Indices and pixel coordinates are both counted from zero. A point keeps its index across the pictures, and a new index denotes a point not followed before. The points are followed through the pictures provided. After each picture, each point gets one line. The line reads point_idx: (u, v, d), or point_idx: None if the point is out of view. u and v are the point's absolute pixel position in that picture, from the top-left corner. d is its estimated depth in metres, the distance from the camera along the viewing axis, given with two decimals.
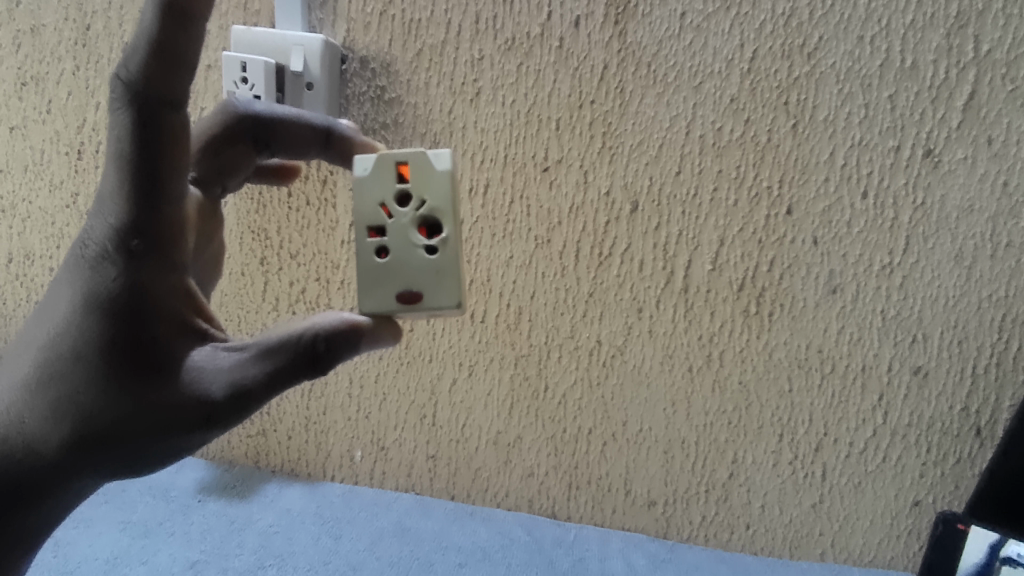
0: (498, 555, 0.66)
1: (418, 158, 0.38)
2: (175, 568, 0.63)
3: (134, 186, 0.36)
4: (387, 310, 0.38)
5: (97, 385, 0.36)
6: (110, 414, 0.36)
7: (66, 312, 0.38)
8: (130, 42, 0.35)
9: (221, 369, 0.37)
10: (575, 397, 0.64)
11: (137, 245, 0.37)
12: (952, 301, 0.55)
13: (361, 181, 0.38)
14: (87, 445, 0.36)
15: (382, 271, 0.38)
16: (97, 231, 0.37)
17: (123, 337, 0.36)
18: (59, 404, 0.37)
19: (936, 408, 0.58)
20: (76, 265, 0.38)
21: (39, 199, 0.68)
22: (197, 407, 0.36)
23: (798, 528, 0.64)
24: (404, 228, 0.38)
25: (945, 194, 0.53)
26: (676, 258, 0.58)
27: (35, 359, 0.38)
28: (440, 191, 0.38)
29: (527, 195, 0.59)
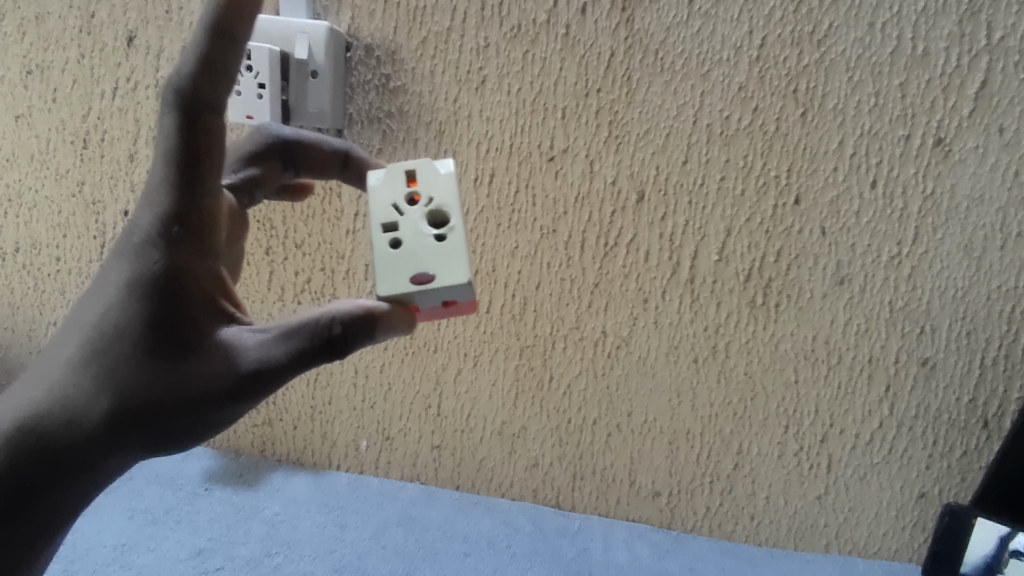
0: (503, 544, 0.66)
1: (425, 165, 0.41)
2: (182, 555, 0.64)
3: (177, 173, 0.37)
4: (400, 293, 0.38)
5: (130, 365, 0.36)
6: (139, 396, 0.36)
7: (109, 294, 0.38)
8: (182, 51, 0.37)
9: (244, 347, 0.37)
10: (580, 387, 0.64)
11: (178, 232, 0.38)
12: (961, 292, 0.54)
13: (374, 187, 0.40)
14: (114, 426, 0.36)
15: (395, 257, 0.38)
16: (140, 218, 0.38)
17: (158, 318, 0.37)
18: (90, 385, 0.37)
19: (943, 400, 0.58)
20: (122, 250, 0.39)
21: (45, 189, 0.68)
22: (220, 385, 0.36)
23: (803, 520, 0.64)
24: (415, 222, 0.39)
25: (956, 183, 0.52)
26: (682, 248, 0.57)
27: (73, 341, 0.38)
28: (445, 190, 0.40)
29: (533, 184, 0.58)
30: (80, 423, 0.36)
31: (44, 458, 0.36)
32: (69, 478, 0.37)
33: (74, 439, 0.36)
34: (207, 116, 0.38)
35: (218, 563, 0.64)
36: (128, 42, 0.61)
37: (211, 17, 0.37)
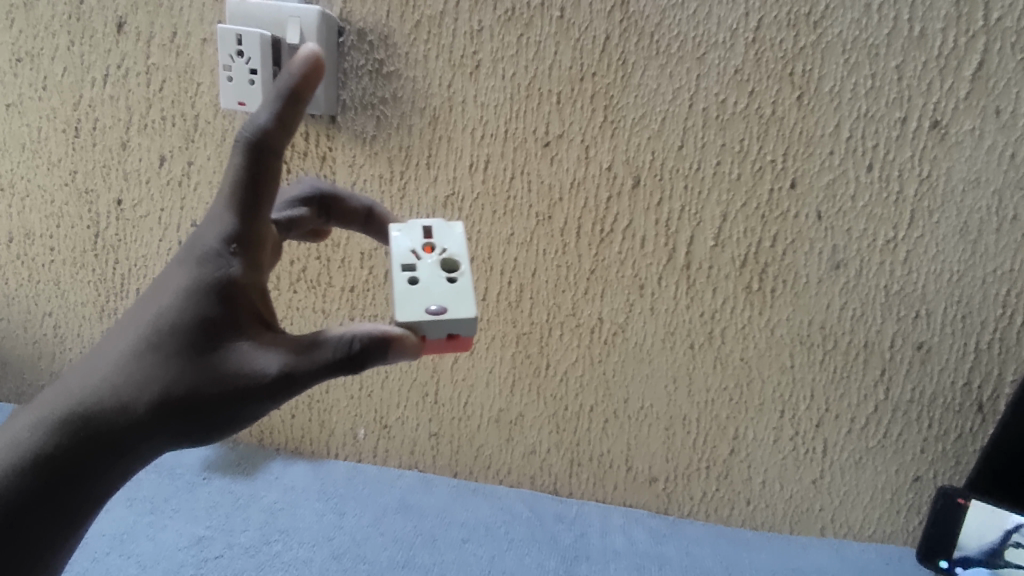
0: (501, 530, 0.66)
1: (440, 224, 0.45)
2: (182, 543, 0.64)
3: (241, 200, 0.36)
4: (414, 319, 0.38)
5: (167, 371, 0.34)
6: (175, 401, 0.34)
7: (159, 301, 0.36)
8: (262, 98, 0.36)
9: (273, 346, 0.36)
10: (577, 374, 0.64)
11: (234, 250, 0.36)
12: (957, 276, 0.55)
13: (394, 235, 0.43)
14: (145, 429, 0.35)
15: (412, 290, 0.39)
16: (201, 230, 0.37)
17: (203, 325, 0.35)
18: (123, 388, 0.35)
19: (938, 383, 0.58)
20: (178, 256, 0.37)
21: (37, 177, 0.67)
22: (249, 390, 0.34)
23: (799, 504, 0.64)
24: (430, 266, 0.41)
25: (952, 166, 0.52)
26: (678, 234, 0.57)
27: (115, 342, 0.36)
28: (457, 243, 0.43)
29: (528, 171, 0.58)
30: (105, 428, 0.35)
31: (63, 466, 0.35)
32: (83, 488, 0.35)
33: (97, 442, 0.35)
34: (273, 158, 0.36)
35: (217, 551, 0.63)
36: (118, 28, 0.60)
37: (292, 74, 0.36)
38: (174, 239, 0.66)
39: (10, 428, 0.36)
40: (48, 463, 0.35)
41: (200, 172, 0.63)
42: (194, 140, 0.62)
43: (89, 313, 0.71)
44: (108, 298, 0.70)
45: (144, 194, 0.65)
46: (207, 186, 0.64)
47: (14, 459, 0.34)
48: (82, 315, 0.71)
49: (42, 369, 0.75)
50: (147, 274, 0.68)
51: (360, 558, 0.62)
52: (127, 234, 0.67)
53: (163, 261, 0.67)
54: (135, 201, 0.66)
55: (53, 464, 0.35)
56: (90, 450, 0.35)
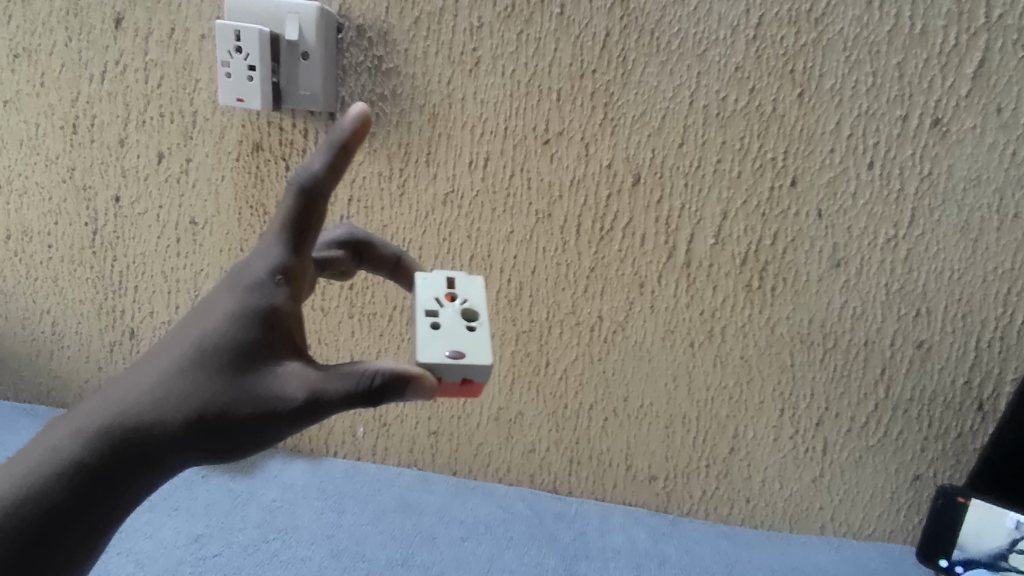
0: (500, 529, 0.65)
1: (463, 275, 0.45)
2: (179, 541, 0.63)
3: (292, 233, 0.37)
4: (433, 363, 0.38)
5: (198, 392, 0.33)
6: (203, 423, 0.33)
7: (200, 322, 0.36)
8: (316, 146, 0.37)
9: (300, 372, 0.34)
10: (576, 372, 0.64)
11: (279, 279, 0.37)
12: (957, 275, 0.54)
13: (419, 283, 0.44)
14: (169, 454, 0.33)
15: (432, 335, 0.39)
16: (250, 261, 0.38)
17: (238, 346, 0.34)
18: (150, 410, 0.33)
19: (939, 382, 0.58)
20: (224, 283, 0.38)
21: (35, 174, 0.67)
22: (274, 415, 0.33)
23: (799, 502, 0.64)
24: (452, 313, 0.42)
25: (952, 164, 0.52)
26: (679, 232, 0.57)
27: (148, 364, 0.35)
28: (477, 294, 0.44)
29: (528, 168, 0.58)
30: (122, 454, 0.33)
31: (88, 479, 0.32)
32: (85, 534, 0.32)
33: (112, 471, 0.32)
34: (321, 202, 0.38)
35: (216, 549, 0.62)
36: (116, 24, 0.60)
37: (345, 125, 0.37)
38: (173, 236, 0.66)
39: (34, 447, 0.33)
40: (53, 498, 0.31)
41: (199, 169, 0.63)
42: (192, 137, 0.62)
43: (88, 310, 0.71)
44: (106, 295, 0.70)
45: (142, 191, 0.65)
46: (205, 183, 0.63)
47: (40, 471, 0.32)
48: (80, 312, 0.71)
49: (39, 367, 0.75)
50: (146, 271, 0.68)
51: (359, 556, 0.62)
52: (126, 231, 0.67)
53: (161, 258, 0.67)
54: (133, 198, 0.66)
55: (54, 499, 0.31)
56: (111, 470, 0.32)
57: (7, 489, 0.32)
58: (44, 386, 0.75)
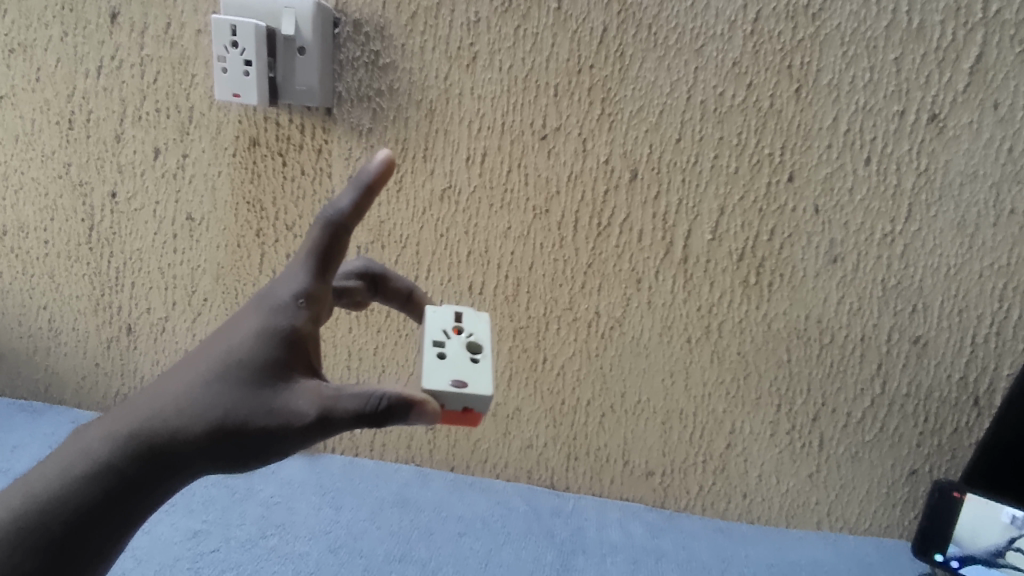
0: (498, 524, 0.65)
1: (470, 308, 0.47)
2: (177, 537, 0.63)
3: (317, 260, 0.39)
4: (438, 390, 0.40)
5: (218, 405, 0.34)
6: (220, 435, 0.34)
7: (227, 339, 0.37)
8: (345, 185, 0.40)
9: (314, 389, 0.35)
10: (574, 368, 0.64)
11: (302, 302, 0.38)
12: (954, 270, 0.55)
13: (428, 314, 0.46)
14: (187, 465, 0.34)
15: (438, 365, 0.41)
16: (276, 284, 0.39)
17: (259, 363, 0.35)
18: (172, 421, 0.35)
19: (935, 377, 0.58)
20: (251, 304, 0.39)
21: (31, 170, 0.67)
22: (286, 430, 0.34)
23: (795, 498, 0.65)
24: (457, 345, 0.44)
25: (949, 159, 0.52)
26: (676, 227, 0.57)
27: (175, 377, 0.37)
28: (482, 327, 0.46)
29: (525, 163, 0.58)
30: (142, 463, 0.34)
31: (116, 480, 0.34)
32: (102, 539, 0.33)
33: (135, 478, 0.34)
34: (345, 236, 0.40)
35: (213, 545, 0.62)
36: (112, 19, 0.59)
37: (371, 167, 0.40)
38: (169, 232, 0.66)
39: (70, 446, 0.35)
40: (81, 498, 0.33)
41: (196, 165, 0.63)
42: (189, 132, 0.62)
43: (85, 307, 0.71)
44: (103, 291, 0.70)
45: (139, 187, 0.65)
46: (202, 179, 0.63)
47: (74, 470, 0.34)
48: (77, 308, 0.71)
49: (36, 363, 0.74)
50: (143, 267, 0.68)
51: (356, 551, 0.61)
52: (122, 227, 0.67)
53: (158, 255, 0.67)
54: (130, 194, 0.65)
55: (86, 497, 0.33)
56: (136, 473, 0.34)
57: (47, 484, 0.34)
58: (41, 383, 0.75)
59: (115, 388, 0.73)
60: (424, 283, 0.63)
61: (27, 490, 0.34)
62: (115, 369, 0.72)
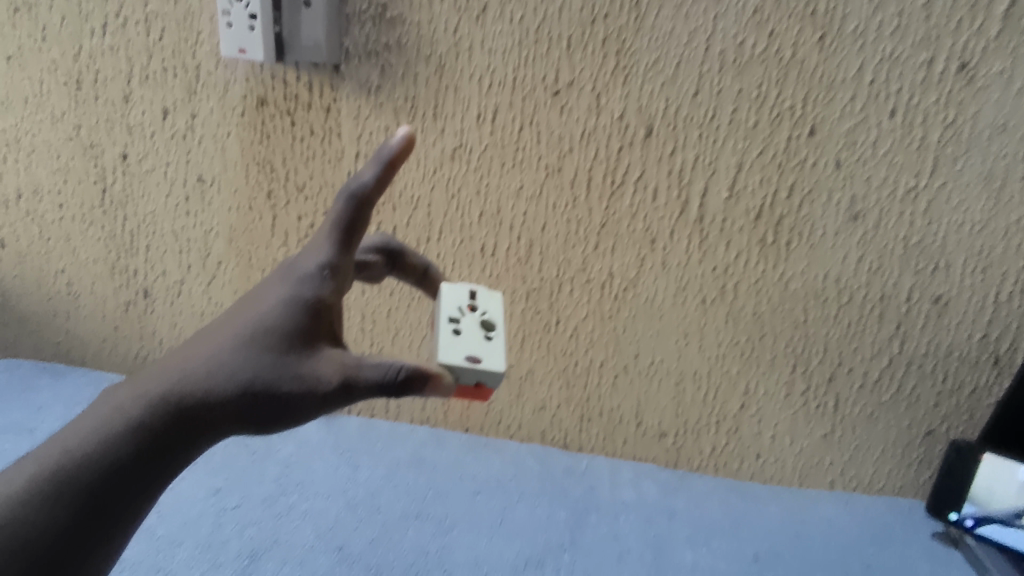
0: (512, 484, 0.65)
1: (484, 289, 0.48)
2: (200, 494, 0.61)
3: (342, 233, 0.40)
4: (452, 364, 0.40)
5: (246, 368, 0.36)
6: (248, 398, 0.35)
7: (255, 307, 0.38)
8: (367, 161, 0.41)
9: (337, 357, 0.37)
10: (587, 330, 0.64)
11: (327, 274, 0.39)
12: (978, 227, 0.53)
13: (444, 291, 0.47)
14: (216, 426, 0.35)
15: (453, 340, 0.42)
16: (301, 256, 0.41)
17: (286, 330, 0.37)
18: (202, 382, 0.35)
19: (955, 337, 0.57)
20: (276, 275, 0.40)
21: (42, 133, 0.66)
22: (311, 394, 0.35)
23: (808, 457, 0.65)
24: (471, 322, 0.45)
25: (978, 111, 0.50)
26: (692, 185, 0.56)
27: (202, 341, 0.38)
28: (496, 306, 0.47)
29: (537, 121, 0.57)
30: (174, 422, 0.35)
31: (148, 439, 0.34)
32: (132, 498, 0.33)
33: (166, 438, 0.35)
34: (368, 210, 0.40)
35: (234, 501, 0.61)
36: None
37: (394, 144, 0.40)
38: (182, 194, 0.66)
39: (99, 406, 0.36)
40: (113, 455, 0.33)
41: (205, 126, 0.62)
42: (196, 92, 0.61)
43: (102, 270, 0.71)
44: (119, 254, 0.70)
45: (149, 148, 0.65)
46: (211, 140, 0.63)
47: (107, 428, 0.34)
48: (95, 272, 0.72)
49: (56, 326, 0.75)
50: (157, 231, 0.68)
51: (374, 508, 0.61)
52: (135, 190, 0.67)
53: (171, 217, 0.67)
54: (141, 155, 0.65)
55: (118, 455, 0.33)
56: (168, 432, 0.35)
57: (79, 441, 0.34)
58: (63, 346, 0.76)
59: (135, 351, 0.74)
60: (436, 246, 0.63)
61: (59, 447, 0.34)
62: (134, 332, 0.73)
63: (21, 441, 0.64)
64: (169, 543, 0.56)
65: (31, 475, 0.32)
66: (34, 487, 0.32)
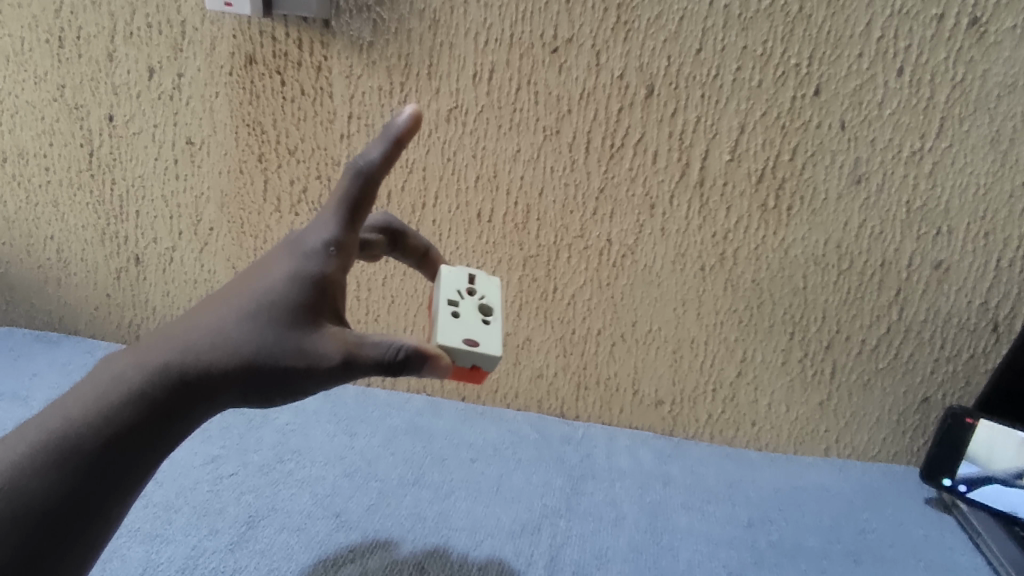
0: (509, 451, 0.64)
1: (481, 271, 0.47)
2: (196, 461, 0.60)
3: (348, 211, 0.40)
4: (450, 346, 0.40)
5: (248, 341, 0.36)
6: (251, 369, 0.35)
7: (259, 280, 0.38)
8: (374, 138, 0.40)
9: (340, 334, 0.37)
10: (585, 297, 0.63)
11: (332, 251, 0.39)
12: (983, 190, 0.53)
13: (442, 273, 0.46)
14: (216, 396, 0.36)
15: (451, 322, 0.42)
16: (307, 230, 0.40)
17: (289, 305, 0.36)
18: (205, 352, 0.36)
19: (955, 303, 0.57)
20: (281, 248, 0.40)
21: (25, 93, 0.65)
22: (312, 369, 0.35)
23: (804, 425, 0.65)
24: (470, 305, 0.44)
25: (989, 68, 0.49)
26: (692, 148, 0.55)
27: (206, 310, 0.38)
28: (494, 290, 0.46)
29: (535, 80, 0.55)
30: (173, 392, 0.35)
31: (149, 408, 0.35)
32: (132, 465, 0.34)
33: (166, 406, 0.35)
34: (374, 189, 0.40)
35: (231, 469, 0.59)
36: None
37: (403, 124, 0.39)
38: (170, 157, 0.64)
39: (104, 372, 0.36)
40: (114, 422, 0.34)
41: (192, 85, 0.61)
42: (183, 49, 0.59)
43: (91, 237, 0.70)
44: (108, 220, 0.69)
45: (135, 109, 0.63)
46: (199, 100, 0.61)
47: (110, 396, 0.35)
48: (84, 238, 0.70)
49: (47, 294, 0.74)
50: (146, 195, 0.67)
51: (371, 476, 0.60)
52: (122, 152, 0.65)
53: (161, 181, 0.66)
54: (127, 117, 0.63)
55: (120, 422, 0.34)
56: (170, 400, 0.35)
57: (82, 408, 0.35)
58: (54, 314, 0.75)
59: (128, 319, 0.74)
60: (431, 212, 0.62)
61: (63, 413, 0.35)
62: (126, 300, 0.73)
63: (14, 408, 0.61)
64: (166, 510, 0.53)
65: (37, 440, 0.34)
66: (38, 454, 0.33)
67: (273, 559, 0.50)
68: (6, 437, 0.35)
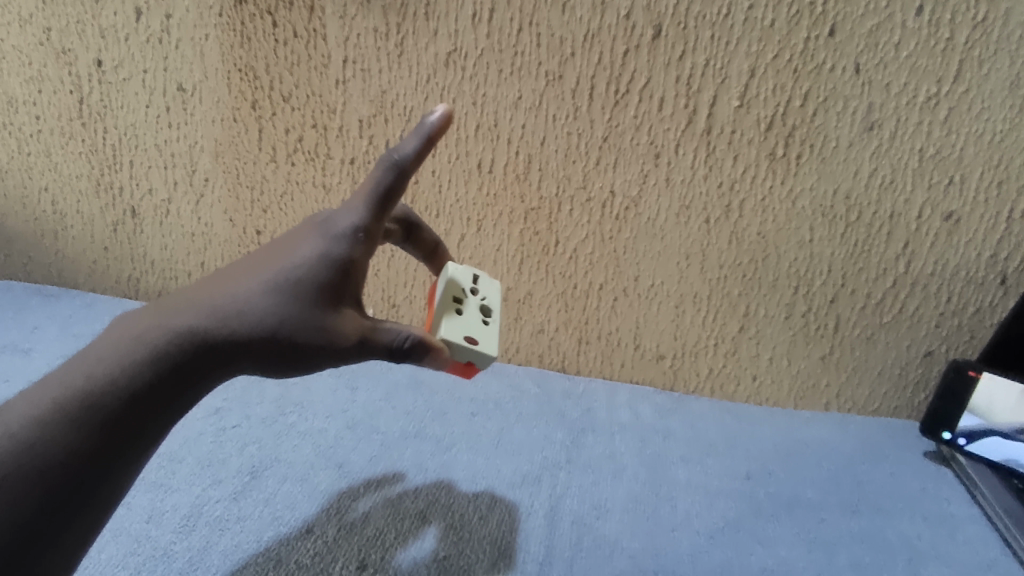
0: (510, 406, 0.64)
1: (484, 273, 0.48)
2: (198, 412, 0.60)
3: (378, 199, 0.40)
4: (451, 341, 0.40)
5: (272, 315, 0.36)
6: (273, 342, 0.36)
7: (284, 255, 0.38)
8: (410, 132, 0.40)
9: (356, 318, 0.38)
10: (586, 251, 0.62)
11: (359, 237, 0.39)
12: (999, 137, 0.51)
13: (448, 267, 0.46)
14: (233, 363, 0.36)
15: (453, 318, 0.42)
16: (334, 213, 0.41)
17: (314, 283, 0.37)
18: (228, 322, 0.36)
19: (964, 256, 0.56)
20: (307, 227, 0.40)
21: (12, 37, 0.63)
22: (330, 348, 0.36)
23: (806, 380, 0.64)
24: (471, 303, 0.44)
25: (1012, 7, 0.47)
26: (700, 93, 0.53)
27: (231, 281, 0.38)
28: (495, 294, 0.46)
29: (537, 22, 0.53)
30: (192, 356, 0.35)
31: (169, 372, 0.35)
32: (147, 427, 0.34)
33: (186, 370, 0.35)
34: (405, 180, 0.41)
35: (234, 421, 0.59)
36: None
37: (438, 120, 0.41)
38: (162, 105, 0.63)
39: (124, 333, 0.36)
40: (136, 382, 0.34)
41: (181, 28, 0.59)
42: None
43: (85, 188, 0.69)
44: (102, 171, 0.68)
45: (124, 54, 0.61)
46: (189, 43, 0.59)
47: (131, 358, 0.35)
48: (78, 190, 0.69)
49: (44, 248, 0.74)
50: (139, 145, 0.65)
51: (373, 429, 0.60)
52: (112, 100, 0.64)
53: (153, 131, 0.64)
54: (116, 62, 0.62)
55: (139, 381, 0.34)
56: (189, 365, 0.35)
57: (103, 368, 0.34)
58: (53, 268, 0.75)
59: (126, 273, 0.73)
60: (431, 162, 0.60)
61: (85, 372, 0.34)
62: (124, 254, 0.72)
63: (15, 359, 0.61)
64: (170, 460, 0.54)
65: (58, 397, 0.33)
66: (56, 410, 0.33)
67: (277, 508, 0.50)
68: (21, 393, 0.34)
